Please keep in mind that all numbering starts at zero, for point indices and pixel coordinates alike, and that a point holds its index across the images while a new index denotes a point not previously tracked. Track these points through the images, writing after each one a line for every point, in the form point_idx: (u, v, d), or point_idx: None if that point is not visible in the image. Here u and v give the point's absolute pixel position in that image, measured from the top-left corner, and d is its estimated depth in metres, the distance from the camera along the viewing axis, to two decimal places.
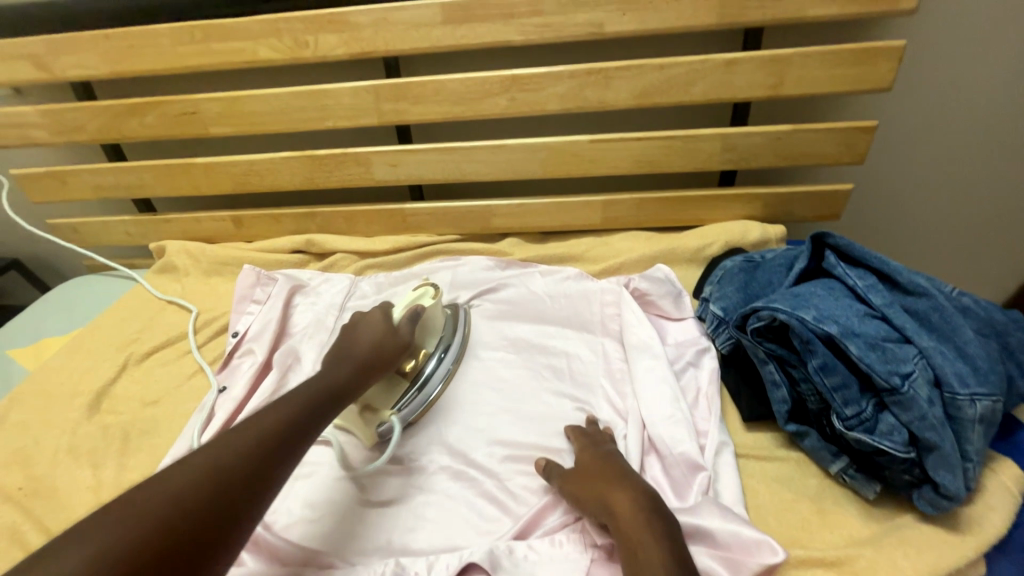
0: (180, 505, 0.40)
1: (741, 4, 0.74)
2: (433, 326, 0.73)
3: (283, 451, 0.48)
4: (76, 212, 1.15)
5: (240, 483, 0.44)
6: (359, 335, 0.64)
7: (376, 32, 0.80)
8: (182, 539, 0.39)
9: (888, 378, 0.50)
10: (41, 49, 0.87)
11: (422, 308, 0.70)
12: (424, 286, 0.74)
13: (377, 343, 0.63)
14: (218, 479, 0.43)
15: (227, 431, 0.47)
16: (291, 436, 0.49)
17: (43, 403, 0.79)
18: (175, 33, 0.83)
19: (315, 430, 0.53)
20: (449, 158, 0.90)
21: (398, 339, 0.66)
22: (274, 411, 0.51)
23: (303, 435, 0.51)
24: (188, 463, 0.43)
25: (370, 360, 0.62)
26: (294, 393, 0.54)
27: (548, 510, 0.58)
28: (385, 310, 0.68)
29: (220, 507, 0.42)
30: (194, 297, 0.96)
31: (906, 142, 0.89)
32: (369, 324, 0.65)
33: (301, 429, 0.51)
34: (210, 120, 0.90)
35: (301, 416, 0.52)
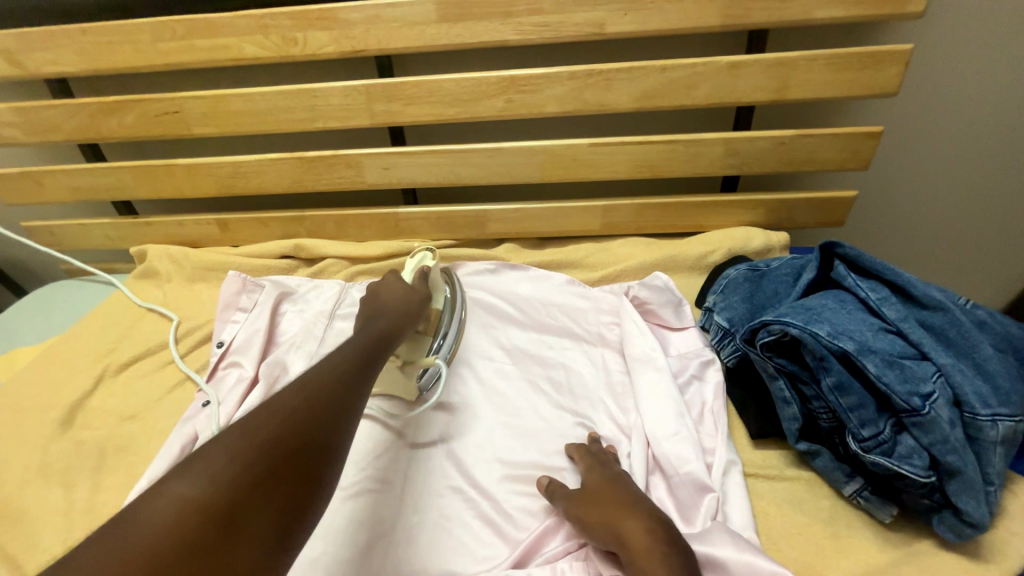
0: (281, 431, 0.41)
1: (746, 6, 0.71)
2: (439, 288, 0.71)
3: (360, 382, 0.49)
4: (54, 214, 1.10)
5: (330, 409, 0.44)
6: (384, 296, 0.63)
7: (367, 30, 0.77)
8: (292, 460, 0.40)
9: (907, 399, 0.48)
10: (13, 44, 0.82)
11: (429, 269, 0.68)
12: (422, 251, 0.72)
13: (410, 299, 0.62)
14: (310, 407, 0.43)
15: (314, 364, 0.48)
16: (362, 370, 0.50)
17: (13, 418, 0.74)
18: (156, 29, 0.79)
19: (380, 364, 0.53)
20: (443, 162, 0.87)
21: (420, 292, 0.65)
22: (341, 351, 0.51)
23: (373, 369, 0.52)
24: (277, 395, 0.44)
25: (407, 313, 0.61)
26: (353, 336, 0.54)
27: (549, 534, 0.55)
28: (396, 272, 0.67)
29: (317, 431, 0.43)
30: (176, 304, 0.92)
31: (911, 147, 0.87)
32: (391, 286, 0.64)
33: (369, 364, 0.51)
34: (193, 119, 0.86)
35: (367, 353, 0.52)
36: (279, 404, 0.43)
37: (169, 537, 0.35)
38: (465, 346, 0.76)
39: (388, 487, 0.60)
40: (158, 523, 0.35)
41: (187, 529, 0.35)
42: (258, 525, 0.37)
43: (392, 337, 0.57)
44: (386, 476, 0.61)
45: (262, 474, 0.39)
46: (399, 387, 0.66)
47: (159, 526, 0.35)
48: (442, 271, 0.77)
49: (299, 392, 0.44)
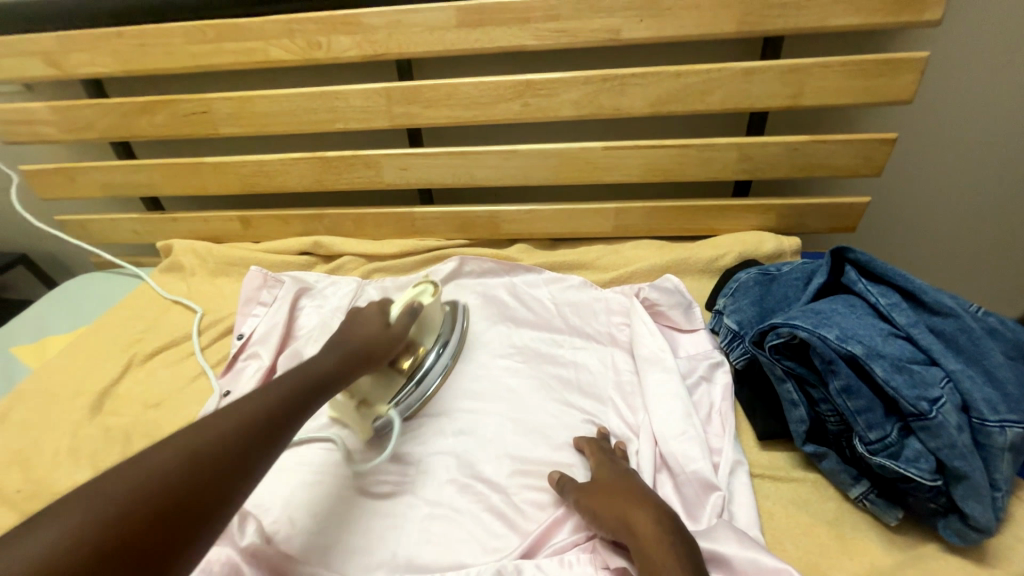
0: (157, 486, 0.37)
1: (762, 13, 0.72)
2: (432, 324, 0.72)
3: (273, 432, 0.45)
4: (84, 209, 1.15)
5: (222, 464, 0.41)
6: (358, 330, 0.62)
7: (389, 34, 0.79)
8: (156, 526, 0.36)
9: (915, 403, 0.48)
10: (54, 46, 0.86)
11: (420, 305, 0.67)
12: (425, 282, 0.70)
13: (372, 340, 0.61)
14: (200, 459, 0.40)
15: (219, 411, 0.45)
16: (281, 418, 0.47)
17: (45, 403, 0.78)
18: (188, 33, 0.82)
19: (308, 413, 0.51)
20: (459, 163, 0.89)
21: (397, 333, 0.64)
22: (266, 392, 0.48)
23: (295, 418, 0.48)
24: (167, 443, 0.40)
25: (363, 354, 0.60)
26: (285, 376, 0.52)
27: (556, 526, 0.56)
28: (382, 305, 0.66)
29: (199, 490, 0.39)
30: (199, 297, 0.95)
31: (927, 153, 0.87)
32: (363, 322, 0.63)
33: (292, 412, 0.48)
34: (220, 119, 0.89)
35: (295, 399, 0.49)
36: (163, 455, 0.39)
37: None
38: (477, 344, 0.78)
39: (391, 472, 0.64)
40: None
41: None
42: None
43: (330, 381, 0.55)
44: (390, 460, 0.65)
45: (117, 535, 0.34)
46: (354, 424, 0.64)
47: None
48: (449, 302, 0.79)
49: (196, 440, 0.41)
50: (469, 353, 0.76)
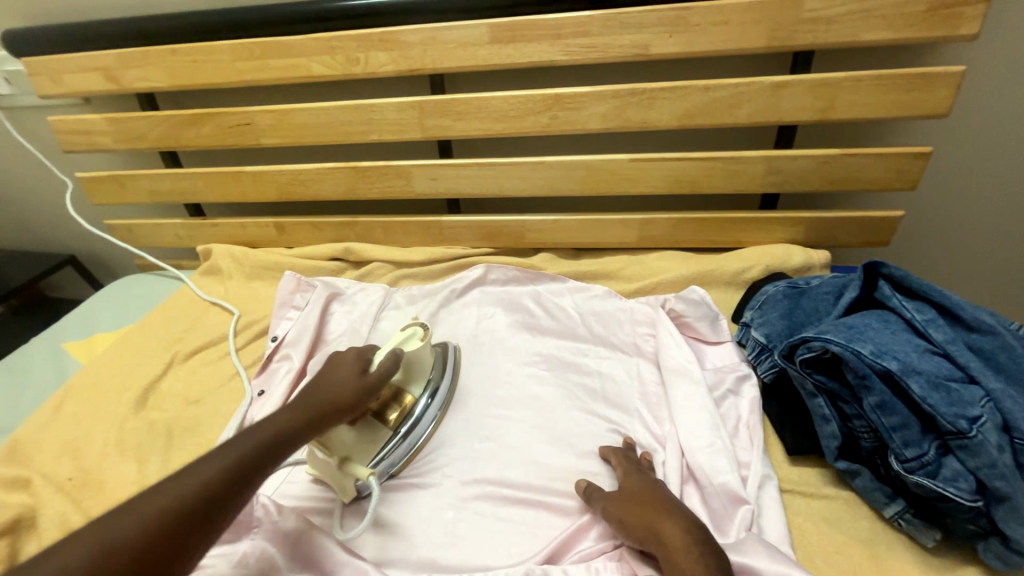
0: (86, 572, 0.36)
1: (792, 28, 0.73)
2: (419, 370, 0.70)
3: (218, 503, 0.43)
4: (131, 214, 1.21)
5: (157, 545, 0.39)
6: (331, 380, 0.60)
7: (423, 50, 0.83)
8: None
9: (954, 421, 0.47)
10: (113, 62, 0.93)
11: (402, 351, 0.66)
12: (414, 325, 0.71)
13: (345, 388, 0.60)
14: (134, 538, 0.38)
15: (167, 480, 0.43)
16: (228, 485, 0.45)
17: (95, 396, 0.82)
18: (235, 50, 0.87)
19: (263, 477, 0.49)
20: (487, 174, 0.91)
21: (372, 380, 0.62)
22: (215, 458, 0.46)
23: (245, 485, 0.46)
24: (106, 524, 0.39)
25: (333, 405, 0.58)
26: (242, 438, 0.50)
27: (582, 533, 0.57)
28: (362, 351, 0.65)
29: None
30: (236, 299, 0.99)
31: (963, 168, 0.85)
32: (337, 371, 0.61)
33: (243, 478, 0.46)
34: (262, 131, 0.94)
35: (248, 462, 0.48)
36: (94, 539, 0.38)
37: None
38: (502, 352, 0.79)
39: (421, 466, 0.66)
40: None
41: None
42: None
43: (291, 438, 0.53)
44: (419, 462, 0.66)
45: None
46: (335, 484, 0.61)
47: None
48: (441, 343, 0.78)
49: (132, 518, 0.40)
50: (495, 360, 0.78)
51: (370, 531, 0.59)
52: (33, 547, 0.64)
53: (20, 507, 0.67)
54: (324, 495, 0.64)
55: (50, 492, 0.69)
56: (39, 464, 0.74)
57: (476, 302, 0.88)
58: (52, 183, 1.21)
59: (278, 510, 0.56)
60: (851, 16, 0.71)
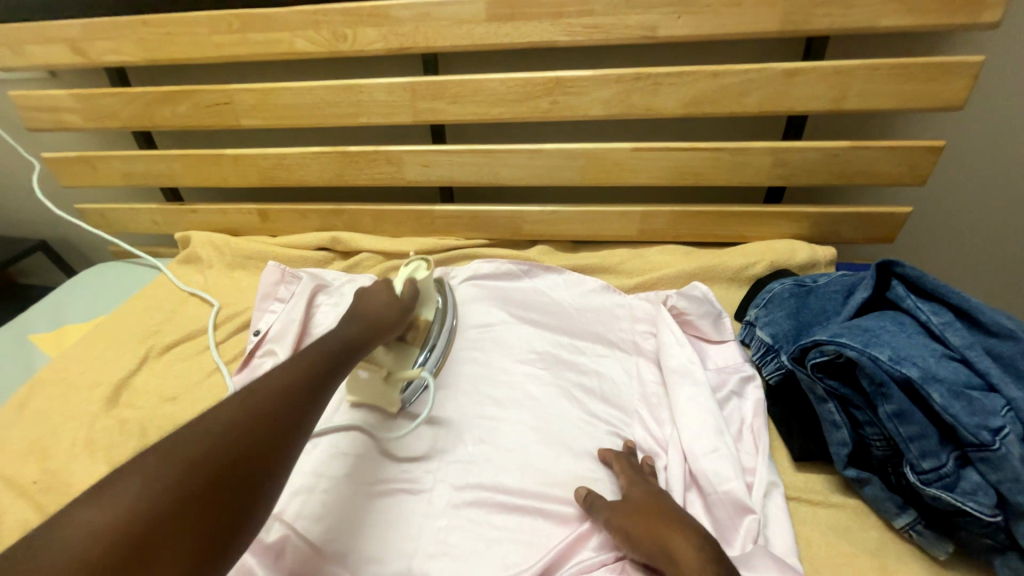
0: (208, 458, 0.38)
1: (808, 11, 0.69)
2: (429, 297, 0.73)
3: (307, 401, 0.46)
4: (105, 198, 1.15)
5: (270, 433, 0.42)
6: (366, 302, 0.62)
7: (416, 27, 0.77)
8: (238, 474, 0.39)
9: (976, 433, 0.45)
10: (79, 33, 0.86)
11: (416, 280, 0.69)
12: (418, 259, 0.74)
13: (388, 308, 0.62)
14: (244, 429, 0.41)
15: (274, 369, 0.47)
16: (309, 388, 0.47)
17: (63, 393, 0.77)
18: (212, 22, 0.81)
19: (335, 383, 0.51)
20: (483, 162, 0.86)
21: (404, 303, 0.65)
22: (295, 365, 0.49)
23: (325, 387, 0.49)
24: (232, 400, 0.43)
25: (378, 325, 0.60)
26: (307, 351, 0.51)
27: (582, 542, 0.54)
28: (387, 280, 0.66)
29: (247, 459, 0.40)
30: (216, 290, 0.94)
31: (973, 162, 0.83)
32: (374, 292, 0.63)
33: (322, 382, 0.49)
34: (242, 111, 0.88)
35: (321, 370, 0.50)
36: (206, 431, 0.40)
37: (78, 573, 0.31)
38: (498, 347, 0.75)
39: (412, 469, 0.63)
40: (60, 555, 0.32)
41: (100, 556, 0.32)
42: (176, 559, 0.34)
43: (352, 353, 0.55)
44: (408, 468, 0.63)
45: (181, 509, 0.36)
46: (382, 398, 0.67)
47: (63, 559, 0.32)
48: (435, 278, 0.83)
49: (236, 414, 0.41)
50: (491, 357, 0.74)
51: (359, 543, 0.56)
52: None
53: None
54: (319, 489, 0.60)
55: (12, 496, 0.65)
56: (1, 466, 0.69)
57: (469, 295, 0.84)
58: (18, 163, 1.13)
59: None
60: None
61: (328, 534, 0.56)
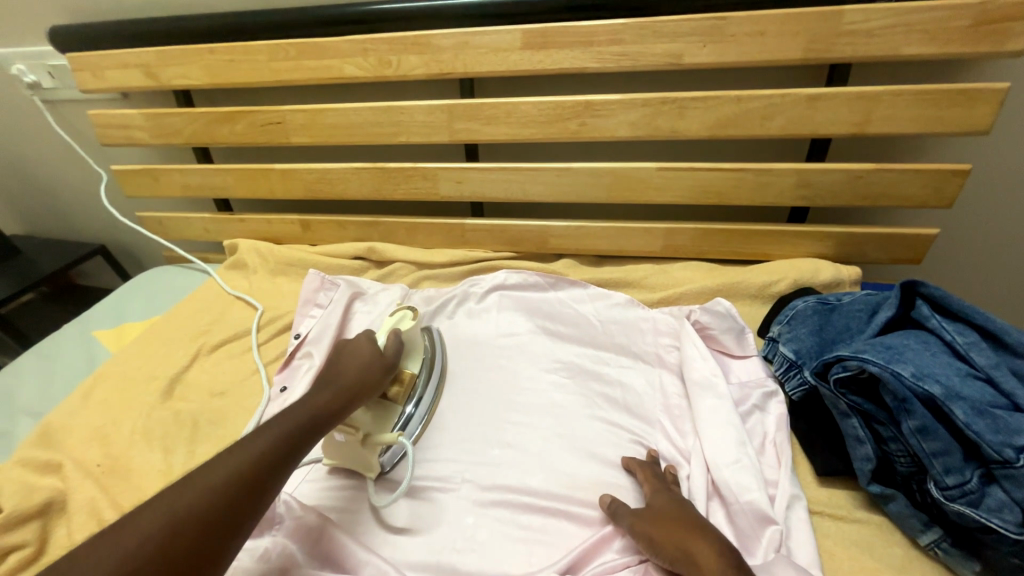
0: (139, 556, 0.40)
1: (830, 41, 0.72)
2: (415, 350, 0.72)
3: (258, 486, 0.47)
4: (161, 207, 1.24)
5: (209, 524, 0.43)
6: (345, 363, 0.62)
7: (455, 54, 0.83)
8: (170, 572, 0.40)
9: (1000, 450, 0.46)
10: (152, 59, 0.95)
11: (400, 332, 0.68)
12: (402, 310, 0.73)
13: (366, 370, 0.62)
14: (183, 521, 0.42)
15: (230, 448, 0.48)
16: (265, 470, 0.48)
17: (122, 385, 0.84)
18: (271, 50, 0.89)
19: (286, 471, 0.50)
20: (513, 178, 0.91)
21: (386, 361, 0.64)
22: (252, 442, 0.49)
23: (281, 466, 0.49)
24: (181, 487, 0.44)
25: (353, 389, 0.59)
26: (257, 434, 0.50)
27: (604, 544, 0.56)
28: (369, 335, 0.66)
29: (182, 554, 0.41)
30: (260, 294, 1.00)
31: (1001, 186, 0.83)
32: (355, 351, 0.63)
33: (276, 462, 0.49)
34: (293, 129, 0.95)
35: (268, 457, 0.49)
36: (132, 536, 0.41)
37: None
38: (523, 356, 0.79)
39: (442, 468, 0.66)
40: None
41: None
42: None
43: (308, 434, 0.53)
44: (438, 467, 0.66)
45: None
46: (360, 462, 0.63)
47: None
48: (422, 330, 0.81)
49: (178, 505, 0.43)
50: (517, 365, 0.77)
51: (392, 536, 0.59)
52: (62, 532, 0.65)
53: (49, 491, 0.68)
54: (352, 488, 0.64)
55: (79, 477, 0.70)
56: (68, 449, 0.75)
57: (497, 305, 0.87)
58: (87, 174, 1.24)
59: (301, 506, 0.57)
60: (892, 30, 0.70)
61: (363, 528, 0.60)
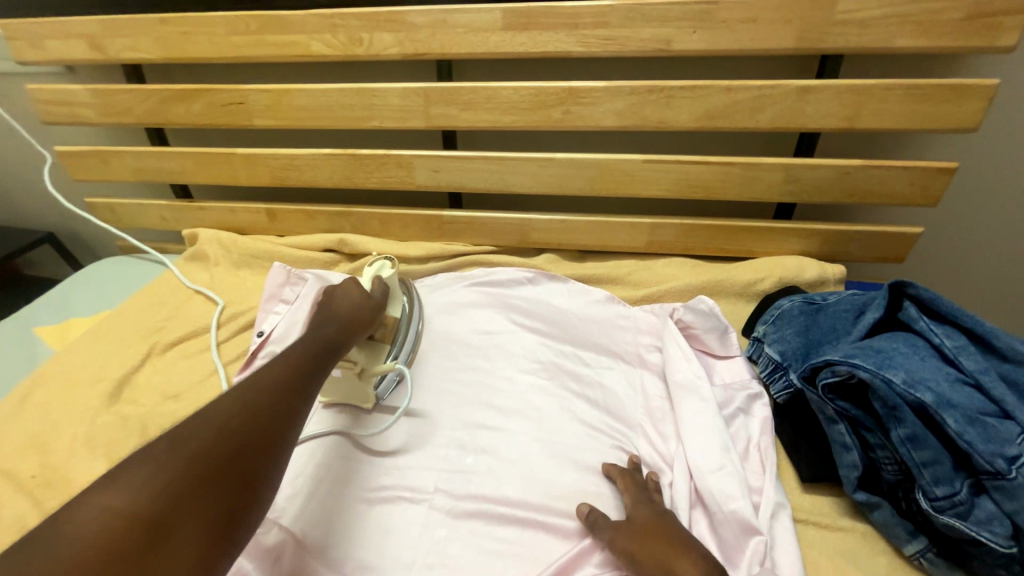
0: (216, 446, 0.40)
1: (823, 30, 0.69)
2: (395, 295, 0.73)
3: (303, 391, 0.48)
4: (115, 192, 1.15)
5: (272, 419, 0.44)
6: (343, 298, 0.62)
7: (432, 34, 0.78)
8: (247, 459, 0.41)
9: (991, 461, 0.45)
10: (97, 30, 0.86)
11: (383, 278, 0.70)
12: (380, 260, 0.74)
13: (364, 307, 0.63)
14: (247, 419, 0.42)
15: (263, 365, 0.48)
16: (303, 381, 0.49)
17: (64, 387, 0.77)
18: (230, 23, 0.82)
19: (310, 390, 0.49)
20: (493, 168, 0.86)
21: (377, 301, 0.66)
22: (284, 359, 0.50)
23: (317, 378, 0.51)
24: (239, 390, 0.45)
25: (357, 321, 0.60)
26: (270, 362, 0.49)
27: (583, 557, 0.53)
28: (356, 279, 0.66)
29: (254, 445, 0.42)
30: (221, 288, 0.94)
31: (984, 185, 0.83)
32: (348, 289, 0.63)
33: (311, 374, 0.50)
34: (256, 111, 0.88)
35: (289, 382, 0.48)
36: (186, 443, 0.39)
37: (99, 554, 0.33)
38: (501, 355, 0.75)
39: (414, 477, 0.62)
40: (85, 537, 0.34)
41: (108, 549, 0.34)
42: (178, 560, 0.35)
43: (319, 365, 0.52)
44: (409, 477, 0.62)
45: (174, 514, 0.36)
46: (358, 395, 0.67)
47: (85, 538, 0.34)
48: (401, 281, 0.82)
49: (237, 406, 0.43)
50: (494, 364, 0.74)
51: (360, 553, 0.55)
52: None
53: None
54: (319, 493, 0.59)
55: (11, 490, 0.64)
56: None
57: (475, 302, 0.83)
58: (31, 155, 1.14)
59: None
60: (885, 20, 0.67)
61: (329, 540, 0.55)
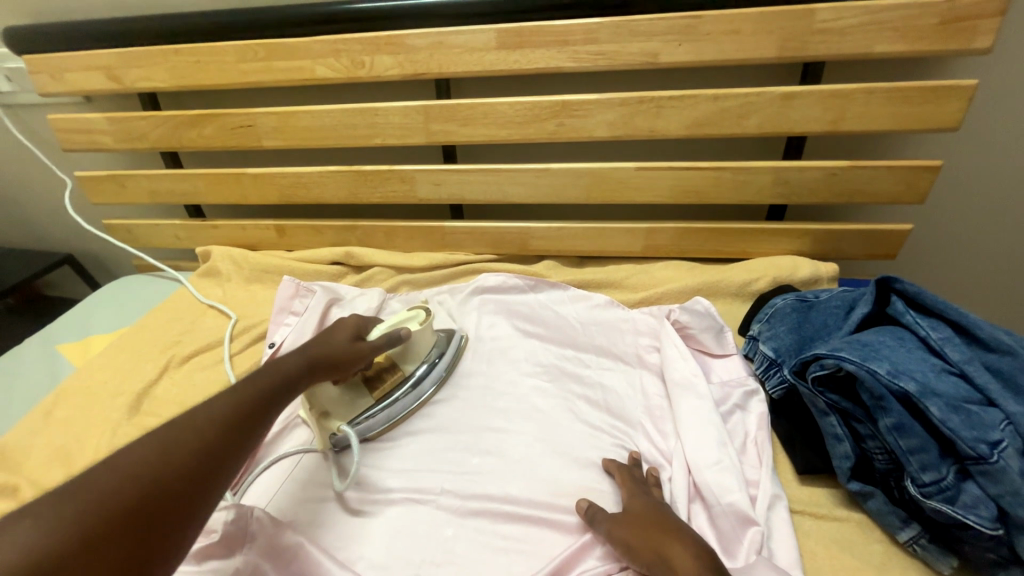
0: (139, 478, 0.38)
1: (803, 38, 0.72)
2: (417, 349, 0.73)
3: (250, 425, 0.47)
4: (130, 214, 1.20)
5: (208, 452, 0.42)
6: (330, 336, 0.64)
7: (430, 54, 0.82)
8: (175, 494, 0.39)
9: (974, 446, 0.46)
10: (114, 61, 0.91)
11: (404, 332, 0.69)
12: (416, 309, 0.74)
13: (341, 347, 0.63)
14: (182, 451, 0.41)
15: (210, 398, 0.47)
16: (251, 416, 0.48)
17: (87, 401, 0.80)
18: (239, 51, 0.86)
19: (254, 435, 0.47)
20: (492, 180, 0.90)
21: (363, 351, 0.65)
22: (235, 394, 0.49)
23: (265, 414, 0.50)
24: (183, 421, 0.43)
25: (328, 358, 0.61)
26: (218, 395, 0.48)
27: (584, 552, 0.55)
28: (361, 320, 0.68)
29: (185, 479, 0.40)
30: (234, 302, 0.97)
31: (973, 181, 0.84)
32: (341, 328, 0.66)
33: (259, 412, 0.49)
34: (265, 133, 0.93)
35: (238, 417, 0.47)
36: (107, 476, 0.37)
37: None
38: (505, 360, 0.77)
39: (422, 479, 0.64)
40: None
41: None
42: None
43: (271, 400, 0.51)
44: (417, 478, 0.64)
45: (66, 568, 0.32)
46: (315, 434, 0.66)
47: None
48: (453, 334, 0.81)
49: (177, 437, 0.42)
50: (497, 369, 0.76)
51: (370, 551, 0.57)
52: None
53: None
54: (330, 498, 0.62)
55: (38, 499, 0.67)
56: (28, 470, 0.72)
57: (478, 309, 0.86)
58: (51, 181, 1.20)
59: (274, 522, 0.53)
60: (864, 27, 0.70)
61: (339, 542, 0.58)
